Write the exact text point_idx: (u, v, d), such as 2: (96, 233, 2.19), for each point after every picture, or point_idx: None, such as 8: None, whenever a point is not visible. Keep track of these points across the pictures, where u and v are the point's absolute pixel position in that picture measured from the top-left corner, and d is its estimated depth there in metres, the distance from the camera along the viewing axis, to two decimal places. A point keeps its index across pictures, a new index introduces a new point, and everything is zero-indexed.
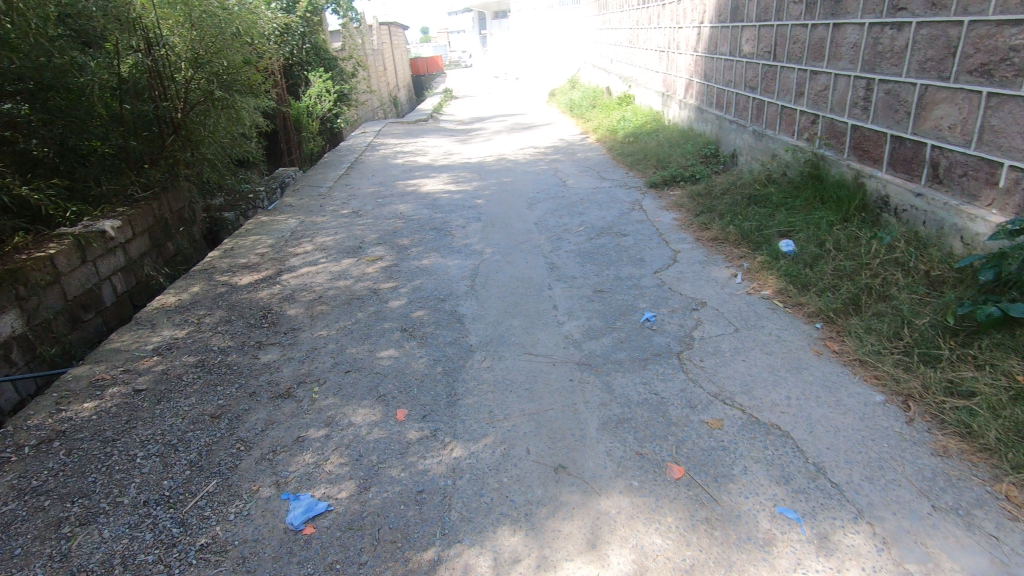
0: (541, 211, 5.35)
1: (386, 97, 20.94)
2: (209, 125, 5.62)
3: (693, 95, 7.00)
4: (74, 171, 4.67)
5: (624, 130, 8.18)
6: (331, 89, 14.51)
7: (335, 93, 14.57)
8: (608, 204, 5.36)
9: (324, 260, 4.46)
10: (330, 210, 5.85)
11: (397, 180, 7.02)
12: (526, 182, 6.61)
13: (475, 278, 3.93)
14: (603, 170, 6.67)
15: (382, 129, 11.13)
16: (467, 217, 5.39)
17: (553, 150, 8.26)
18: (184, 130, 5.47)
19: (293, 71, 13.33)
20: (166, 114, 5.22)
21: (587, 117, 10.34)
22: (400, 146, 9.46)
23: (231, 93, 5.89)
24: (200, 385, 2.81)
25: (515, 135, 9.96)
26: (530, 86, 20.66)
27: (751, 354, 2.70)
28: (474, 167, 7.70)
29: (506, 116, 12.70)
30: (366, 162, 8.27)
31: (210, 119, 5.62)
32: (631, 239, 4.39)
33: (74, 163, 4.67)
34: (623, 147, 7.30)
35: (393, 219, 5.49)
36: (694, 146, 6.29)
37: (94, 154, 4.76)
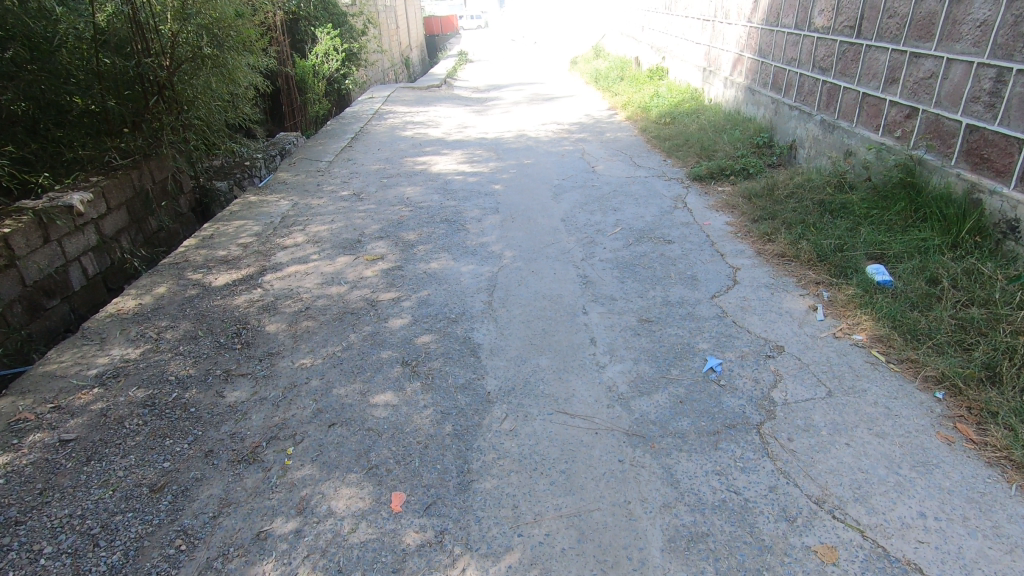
0: (568, 204, 4.66)
1: (397, 58, 19.88)
2: (199, 86, 4.92)
3: (743, 73, 6.18)
4: (49, 132, 4.12)
5: (658, 108, 7.38)
6: (339, 47, 13.61)
7: (343, 52, 13.68)
8: (645, 199, 4.66)
9: (315, 257, 3.82)
10: (328, 191, 5.18)
11: (405, 157, 6.31)
12: (550, 166, 5.89)
13: (493, 291, 3.30)
14: (637, 155, 5.93)
15: (392, 94, 10.32)
16: (483, 207, 4.71)
17: (578, 128, 7.48)
18: (171, 91, 4.76)
19: (298, 27, 12.45)
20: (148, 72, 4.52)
21: (615, 90, 9.49)
22: (410, 114, 8.68)
23: (226, 51, 5.09)
24: (144, 438, 2.21)
25: (536, 108, 9.13)
26: (550, 52, 19.50)
27: (856, 434, 2.06)
28: (491, 144, 6.95)
29: (525, 86, 11.81)
30: (373, 133, 7.53)
31: (199, 81, 4.90)
32: (677, 249, 3.71)
33: (51, 123, 4.12)
34: (659, 129, 6.53)
35: (399, 205, 4.82)
36: (745, 133, 5.53)
37: (74, 113, 4.19)
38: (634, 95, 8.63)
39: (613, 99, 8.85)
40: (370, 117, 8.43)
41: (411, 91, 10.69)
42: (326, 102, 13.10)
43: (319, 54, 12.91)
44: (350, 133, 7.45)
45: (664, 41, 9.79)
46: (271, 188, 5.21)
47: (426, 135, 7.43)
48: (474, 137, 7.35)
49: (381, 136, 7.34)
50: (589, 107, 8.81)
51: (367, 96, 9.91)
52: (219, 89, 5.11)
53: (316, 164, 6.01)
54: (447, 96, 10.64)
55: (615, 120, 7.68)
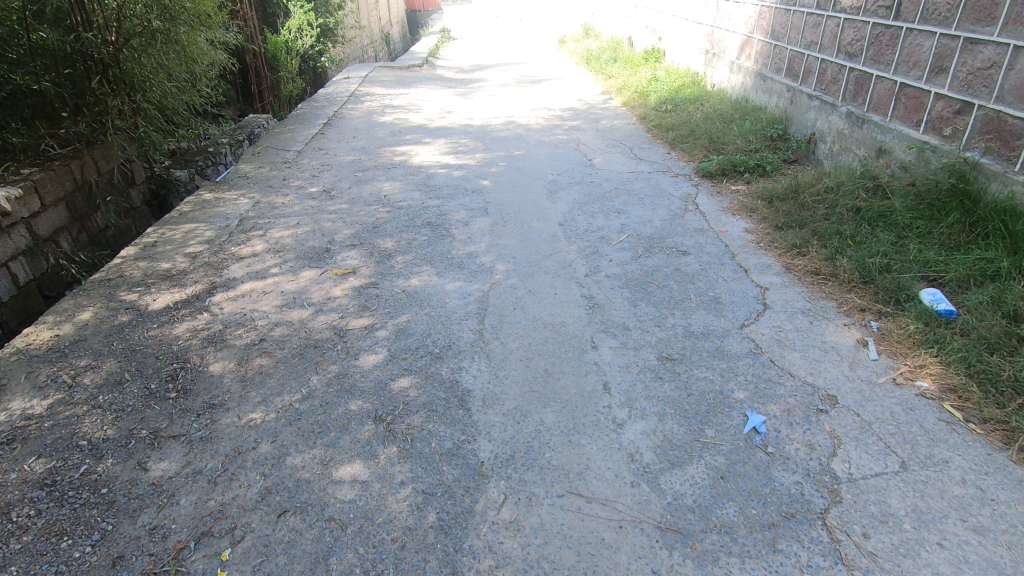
0: (565, 206, 4.17)
1: (377, 34, 18.97)
2: (152, 64, 4.37)
3: (753, 57, 5.68)
4: None
5: (657, 94, 6.86)
6: (313, 22, 12.80)
7: (318, 28, 12.87)
8: (651, 200, 4.18)
9: (276, 271, 3.29)
10: (295, 186, 4.60)
11: (383, 146, 5.73)
12: (543, 158, 5.37)
13: (484, 317, 2.81)
14: (638, 148, 5.42)
15: (370, 73, 9.64)
16: (470, 208, 4.19)
17: (571, 115, 6.94)
18: (120, 70, 4.23)
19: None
20: (90, 49, 3.95)
21: (609, 72, 8.94)
22: (390, 97, 8.04)
23: (184, 25, 4.54)
24: (34, 539, 1.70)
25: (525, 91, 8.54)
26: (537, 30, 18.72)
27: (948, 530, 1.63)
28: (477, 132, 6.39)
29: (511, 66, 11.18)
30: (348, 118, 6.90)
31: (153, 59, 4.35)
32: (694, 263, 3.25)
33: None
34: (661, 117, 6.02)
35: (375, 205, 4.28)
36: (757, 124, 5.05)
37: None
38: (630, 78, 8.07)
39: (608, 83, 8.28)
40: (345, 100, 7.78)
41: (390, 71, 9.99)
42: (300, 81, 12.32)
43: (292, 29, 12.11)
44: (322, 118, 6.81)
45: (661, 21, 9.21)
46: (230, 183, 4.62)
47: (406, 121, 6.84)
48: (459, 123, 6.76)
49: (357, 122, 6.72)
50: (582, 91, 8.24)
51: (343, 76, 9.21)
52: (175, 69, 4.58)
53: (283, 154, 5.41)
54: (429, 77, 9.97)
55: (610, 106, 7.15)
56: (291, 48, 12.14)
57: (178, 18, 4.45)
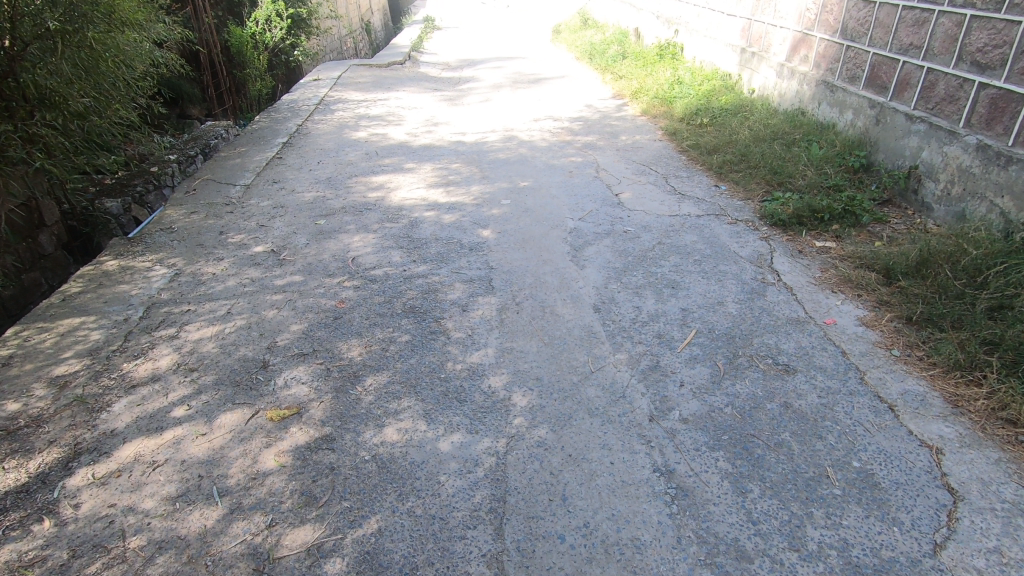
0: (597, 275, 3.09)
1: (356, 24, 17.61)
2: (70, 78, 3.21)
3: (813, 59, 4.59)
4: None
5: (686, 102, 5.77)
6: (284, 13, 11.39)
7: (289, 18, 11.56)
8: (712, 265, 3.10)
9: (180, 416, 2.17)
10: (234, 246, 3.47)
11: (354, 178, 4.61)
12: (556, 192, 4.27)
13: (503, 522, 1.73)
14: (674, 178, 4.34)
15: (345, 74, 8.44)
16: (468, 279, 3.09)
17: (582, 127, 5.82)
18: (16, 83, 3.09)
19: None
20: None
21: (619, 71, 7.82)
22: (367, 104, 6.88)
23: (111, 28, 3.41)
24: None
25: (522, 94, 7.39)
26: (529, 19, 17.41)
27: None
28: (471, 152, 5.26)
29: (505, 63, 10.01)
30: (314, 134, 5.73)
31: (65, 72, 3.17)
32: (807, 392, 2.18)
33: None
34: (697, 135, 4.93)
35: (338, 274, 3.16)
36: (829, 149, 3.98)
37: None
38: (647, 79, 6.96)
39: (620, 84, 7.17)
40: (313, 109, 6.60)
41: (368, 70, 8.78)
42: (270, 79, 11.06)
43: (261, 21, 10.83)
44: (284, 135, 5.64)
45: (678, 10, 8.05)
46: (147, 242, 3.48)
47: (385, 137, 5.70)
48: (448, 140, 5.63)
49: (325, 140, 5.56)
50: (590, 95, 7.12)
51: (312, 79, 8.01)
52: (98, 82, 3.43)
53: (226, 192, 4.26)
54: (412, 77, 8.78)
55: (627, 117, 6.04)
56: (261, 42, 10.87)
57: (94, 17, 3.24)
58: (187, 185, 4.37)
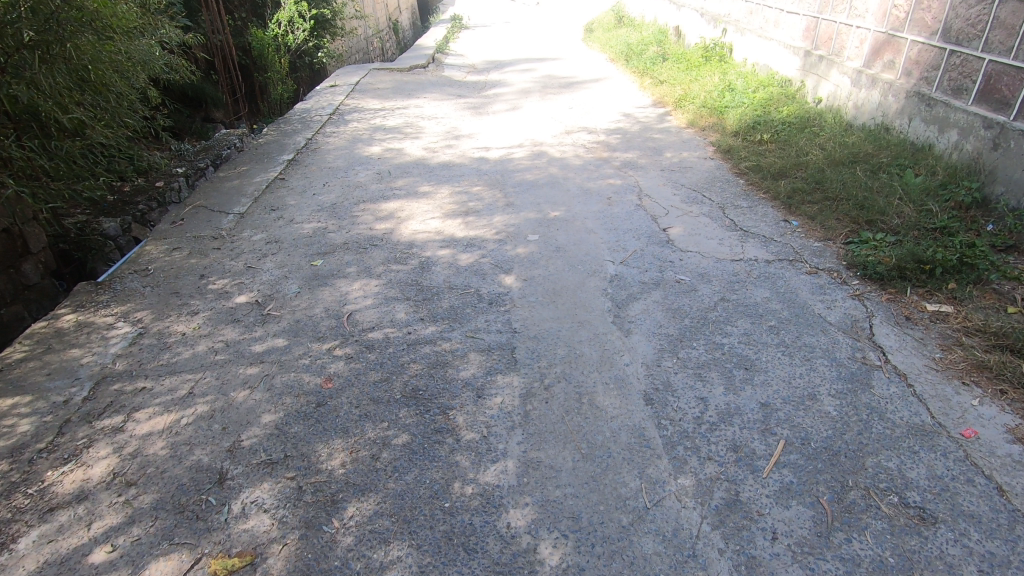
0: (646, 347, 2.47)
1: (382, 24, 17.19)
2: (53, 91, 2.79)
3: (903, 66, 3.87)
4: None
5: (741, 113, 5.08)
6: (306, 14, 10.99)
7: (313, 19, 11.17)
8: (794, 336, 2.45)
9: (98, 562, 1.65)
10: (214, 295, 2.96)
11: (362, 205, 4.08)
12: (592, 224, 3.66)
13: None
14: (732, 209, 3.68)
15: (365, 79, 7.95)
16: (485, 349, 2.51)
17: (620, 141, 5.18)
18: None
19: None
20: None
21: (659, 74, 7.14)
22: (384, 114, 6.36)
23: (101, 35, 2.95)
24: None
25: (552, 103, 6.78)
26: (560, 17, 16.73)
27: None
28: (495, 171, 4.68)
29: (535, 65, 9.40)
30: (324, 150, 5.23)
31: (47, 86, 2.75)
32: (960, 562, 1.53)
33: None
34: (756, 154, 4.25)
35: (329, 338, 2.61)
36: (930, 179, 3.27)
37: None
38: (692, 85, 6.27)
39: (662, 91, 6.49)
40: (326, 119, 6.11)
41: (388, 75, 8.28)
42: (292, 82, 10.69)
43: (284, 22, 10.46)
44: (290, 150, 5.16)
45: (726, 8, 7.32)
46: (115, 288, 3.00)
47: (401, 153, 5.17)
48: (470, 156, 5.06)
49: (335, 156, 5.06)
50: (627, 103, 6.47)
51: (328, 85, 7.54)
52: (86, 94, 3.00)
53: (217, 223, 3.78)
54: (435, 82, 8.24)
55: (671, 129, 5.37)
56: (283, 43, 10.53)
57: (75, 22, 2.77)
58: (176, 213, 3.90)
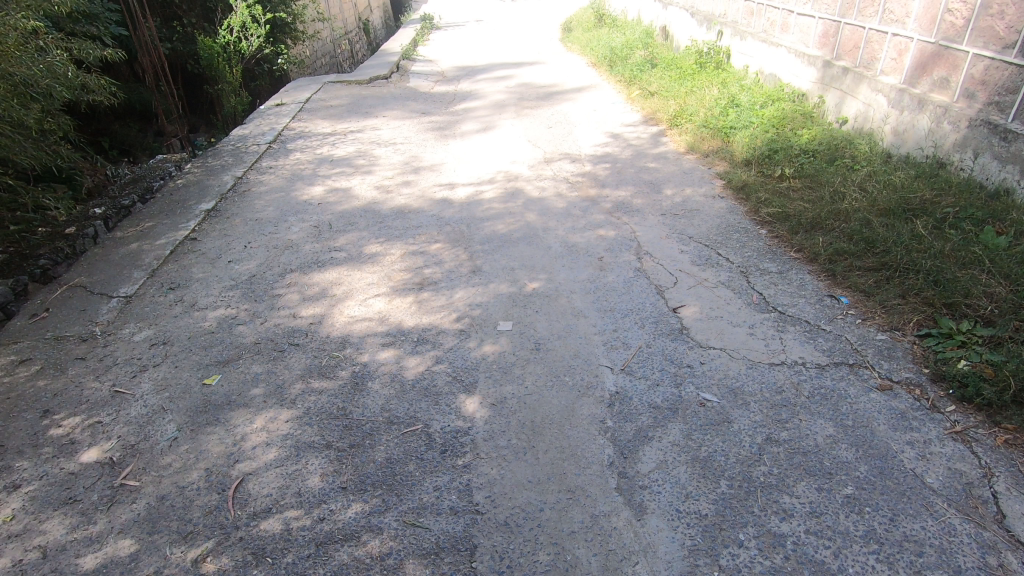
0: (670, 544, 1.66)
1: (351, 26, 16.19)
2: None
3: (964, 85, 3.13)
4: None
5: (752, 138, 4.30)
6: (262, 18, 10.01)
7: (270, 23, 10.19)
8: (886, 522, 1.66)
9: None
10: (51, 450, 2.10)
11: (289, 276, 3.22)
12: (581, 302, 2.84)
13: None
14: (756, 277, 2.89)
15: (319, 95, 7.05)
16: (431, 553, 1.68)
17: (609, 174, 4.38)
18: None
19: None
20: None
21: (650, 84, 6.35)
22: (333, 141, 5.48)
23: None
24: None
25: (530, 120, 5.95)
26: (539, 16, 15.86)
27: None
28: (460, 218, 3.84)
29: (511, 73, 8.56)
30: (256, 193, 4.35)
31: None
32: None
33: None
34: (778, 195, 3.46)
35: (200, 539, 1.76)
36: (1020, 243, 2.51)
37: None
38: (689, 99, 5.48)
39: (653, 106, 5.70)
40: (264, 150, 5.21)
41: (345, 90, 7.39)
42: (247, 94, 9.74)
43: (236, 28, 9.53)
44: (212, 196, 4.25)
45: (721, 7, 6.54)
46: None
47: (349, 194, 4.32)
48: (431, 197, 4.22)
49: (267, 203, 4.18)
50: (614, 121, 5.66)
51: (274, 104, 6.63)
52: None
53: (93, 313, 2.90)
54: (397, 96, 7.36)
55: (668, 156, 4.58)
56: (236, 52, 9.59)
57: None
58: (41, 300, 3.01)
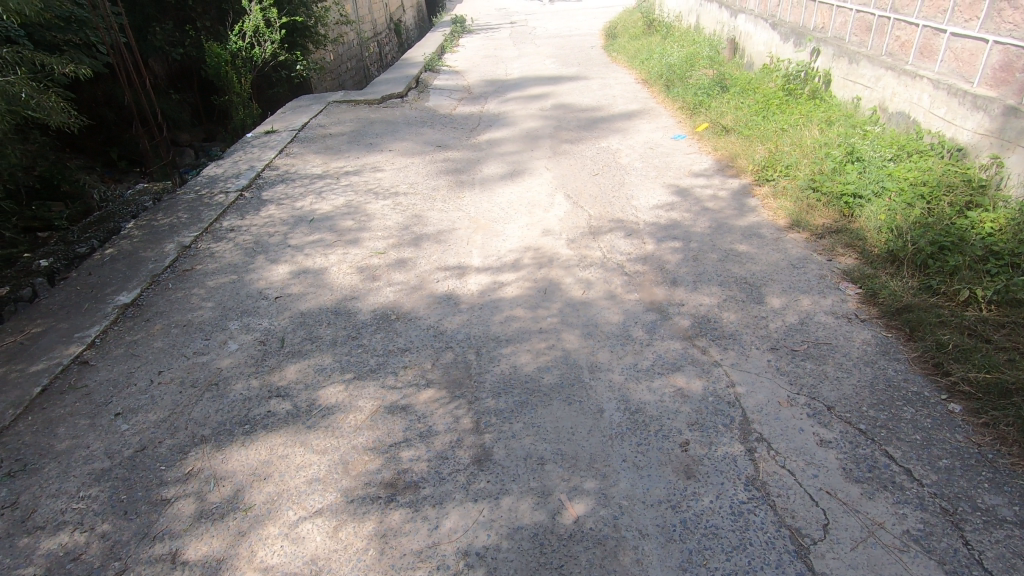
0: None
1: (381, 27, 15.23)
2: None
3: None
4: None
5: (895, 219, 3.00)
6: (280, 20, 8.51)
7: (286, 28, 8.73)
8: None
9: None
10: None
11: (194, 454, 2.08)
12: (661, 567, 1.62)
13: None
14: (979, 537, 1.61)
15: (320, 119, 5.99)
16: None
17: (680, 261, 3.13)
18: None
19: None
20: None
21: (723, 116, 5.07)
22: (322, 188, 4.39)
23: None
24: None
25: (568, 161, 4.75)
26: (580, 20, 14.57)
27: None
28: (467, 336, 2.66)
29: (548, 91, 7.35)
30: (202, 273, 3.26)
31: None
32: None
33: None
34: (972, 341, 2.19)
35: None
36: None
37: None
38: (782, 142, 4.17)
39: (732, 150, 4.41)
40: (230, 201, 4.13)
41: (350, 112, 6.31)
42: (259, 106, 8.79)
43: (248, 34, 8.12)
44: (137, 282, 3.14)
45: (816, 18, 5.15)
46: None
47: (323, 280, 3.19)
48: (431, 289, 3.06)
49: (209, 293, 3.08)
50: (678, 167, 4.42)
51: (263, 131, 5.61)
52: None
53: None
54: (411, 120, 6.25)
55: (764, 234, 3.30)
56: (248, 58, 8.22)
57: None
58: None
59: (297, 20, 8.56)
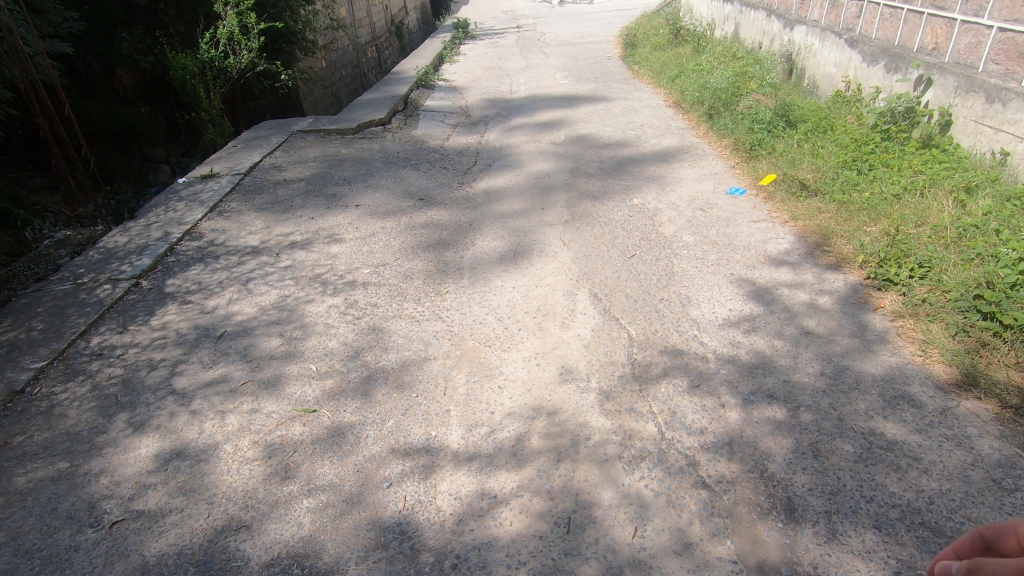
0: None
1: (380, 30, 13.98)
2: None
3: None
4: None
5: None
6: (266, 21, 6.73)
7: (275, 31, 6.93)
8: None
9: None
10: None
11: None
12: None
13: None
14: None
15: (277, 158, 4.79)
16: None
17: (790, 458, 1.89)
18: None
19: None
20: None
21: (796, 167, 3.85)
22: (252, 273, 3.18)
23: None
24: None
25: (591, 230, 3.55)
26: (594, 25, 13.31)
27: None
28: None
29: (562, 116, 6.13)
30: (15, 456, 2.04)
31: None
32: None
33: None
34: None
35: None
36: None
37: None
38: (904, 220, 2.92)
39: (826, 226, 3.18)
40: (113, 299, 2.92)
41: (316, 146, 5.12)
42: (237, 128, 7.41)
43: (222, 41, 6.34)
44: None
45: (922, 35, 3.90)
46: None
47: (206, 473, 1.96)
48: (376, 505, 1.84)
49: (6, 505, 1.86)
50: (742, 247, 3.22)
51: (200, 174, 4.45)
52: None
53: None
54: (393, 157, 5.04)
55: (920, 400, 2.05)
56: (222, 69, 6.46)
57: None
58: None
59: (282, 26, 6.74)
